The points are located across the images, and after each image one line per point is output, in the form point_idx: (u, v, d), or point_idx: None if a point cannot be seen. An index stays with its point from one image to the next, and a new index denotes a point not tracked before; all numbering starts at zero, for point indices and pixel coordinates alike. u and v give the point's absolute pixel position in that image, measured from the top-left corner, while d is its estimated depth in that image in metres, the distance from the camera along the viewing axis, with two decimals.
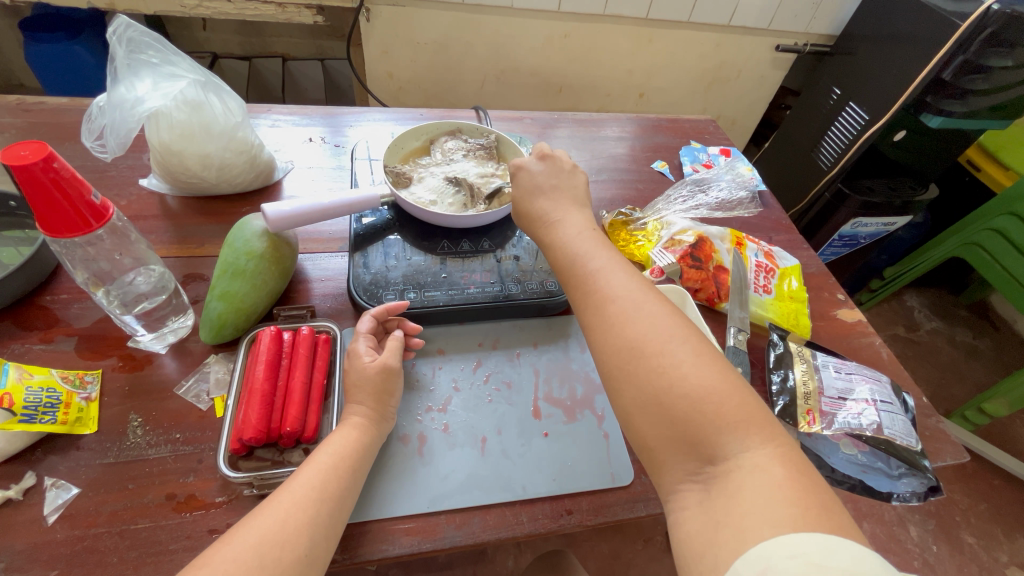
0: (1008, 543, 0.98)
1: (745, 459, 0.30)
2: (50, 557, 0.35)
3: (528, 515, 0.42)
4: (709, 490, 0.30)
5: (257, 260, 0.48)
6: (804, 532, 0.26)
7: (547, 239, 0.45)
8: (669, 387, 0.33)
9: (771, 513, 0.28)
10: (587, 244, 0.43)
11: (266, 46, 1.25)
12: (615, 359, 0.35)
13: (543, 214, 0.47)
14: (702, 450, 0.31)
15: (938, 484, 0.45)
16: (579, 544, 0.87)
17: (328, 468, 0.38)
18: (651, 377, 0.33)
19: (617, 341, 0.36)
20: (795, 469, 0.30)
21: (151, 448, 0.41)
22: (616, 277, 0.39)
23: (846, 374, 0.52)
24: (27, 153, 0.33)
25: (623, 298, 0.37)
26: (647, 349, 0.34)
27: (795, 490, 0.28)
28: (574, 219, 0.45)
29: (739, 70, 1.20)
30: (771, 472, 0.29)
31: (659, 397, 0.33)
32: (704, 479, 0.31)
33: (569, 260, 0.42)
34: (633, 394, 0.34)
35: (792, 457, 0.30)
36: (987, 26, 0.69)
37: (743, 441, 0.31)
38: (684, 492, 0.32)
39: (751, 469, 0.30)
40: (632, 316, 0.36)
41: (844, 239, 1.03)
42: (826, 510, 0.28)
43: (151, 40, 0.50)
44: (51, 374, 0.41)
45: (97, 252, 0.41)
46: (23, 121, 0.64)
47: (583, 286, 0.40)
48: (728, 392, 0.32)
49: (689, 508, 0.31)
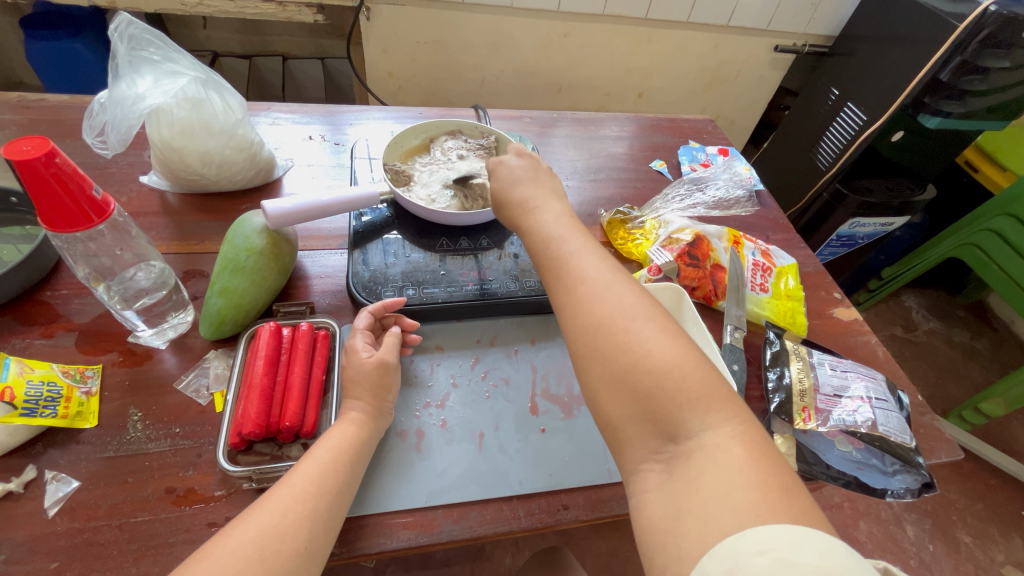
0: (1004, 543, 0.99)
1: (706, 438, 0.30)
2: (49, 550, 0.36)
3: (525, 510, 0.42)
4: (670, 469, 0.31)
5: (257, 256, 0.48)
6: (771, 526, 0.26)
7: (525, 223, 0.45)
8: (634, 363, 0.33)
9: (731, 501, 0.28)
10: (563, 228, 0.43)
11: (267, 44, 1.26)
12: (582, 336, 0.36)
13: (524, 200, 0.47)
14: (665, 428, 0.32)
15: (932, 481, 0.46)
16: (576, 542, 0.87)
17: (327, 463, 0.38)
18: (617, 353, 0.34)
19: (582, 319, 0.36)
20: (758, 452, 0.30)
21: (151, 442, 0.42)
22: (586, 261, 0.39)
23: (842, 371, 0.52)
24: (28, 148, 0.33)
25: (593, 277, 0.38)
26: (613, 326, 0.35)
27: (757, 473, 0.29)
28: (552, 206, 0.46)
29: (738, 70, 1.20)
30: (732, 453, 0.30)
31: (624, 371, 0.33)
32: (666, 458, 0.31)
33: (544, 243, 0.42)
34: (599, 370, 0.34)
35: (754, 439, 0.31)
36: (984, 28, 0.70)
37: (705, 419, 0.31)
38: (646, 473, 0.32)
39: (711, 449, 0.30)
40: (600, 294, 0.37)
41: (842, 239, 1.04)
42: (787, 494, 0.28)
43: (152, 37, 0.51)
44: (51, 368, 0.42)
45: (98, 248, 0.41)
46: (24, 117, 0.64)
47: (556, 268, 0.40)
48: (690, 366, 0.33)
49: (650, 490, 0.31)
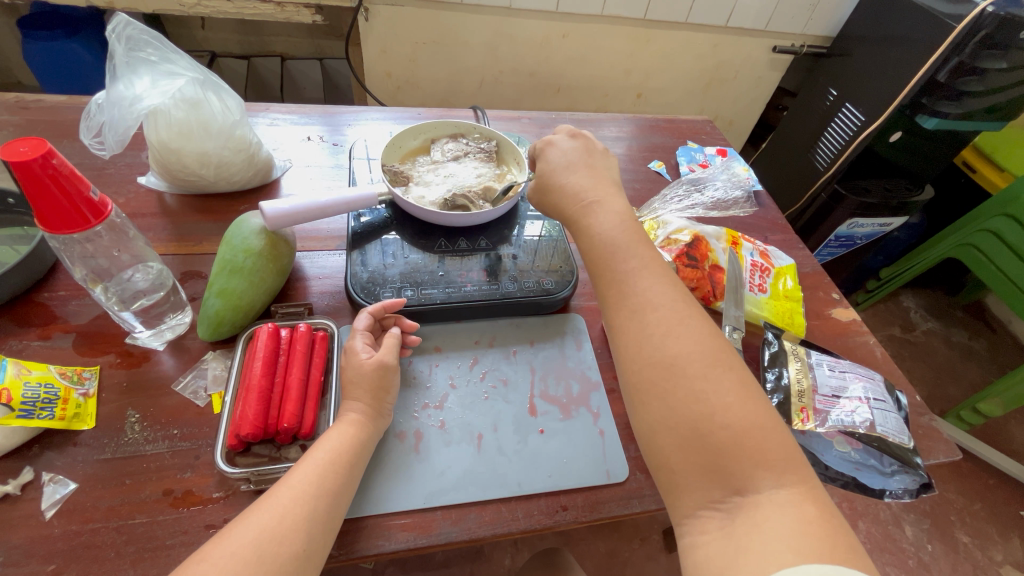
0: (1002, 543, 0.99)
1: (779, 494, 0.31)
2: (46, 552, 0.36)
3: (523, 512, 0.42)
4: (732, 517, 0.31)
5: (255, 257, 0.48)
6: (825, 566, 0.27)
7: (583, 223, 0.45)
8: (711, 415, 0.33)
9: (796, 546, 0.29)
10: (626, 236, 0.43)
11: (265, 45, 1.26)
12: (649, 371, 0.36)
13: (579, 191, 0.47)
14: (731, 481, 0.32)
15: (930, 481, 0.46)
16: (575, 543, 0.87)
17: (325, 464, 0.38)
18: (692, 401, 0.34)
19: (648, 354, 0.37)
20: (824, 509, 0.31)
21: (148, 444, 0.41)
22: (656, 289, 0.39)
23: (840, 372, 0.52)
24: (26, 149, 0.33)
25: (664, 308, 0.38)
26: (689, 369, 0.35)
27: (821, 528, 0.30)
28: (613, 205, 0.46)
29: (737, 71, 1.20)
30: (803, 509, 0.30)
31: (697, 422, 0.33)
32: (728, 508, 0.32)
33: (605, 252, 0.42)
34: (665, 412, 0.35)
35: (823, 500, 0.31)
36: (981, 28, 0.70)
37: (779, 479, 0.31)
38: (704, 517, 0.32)
39: (782, 504, 0.31)
40: (675, 330, 0.37)
41: (840, 240, 1.04)
42: (854, 553, 0.29)
43: (150, 38, 0.50)
44: (49, 370, 0.42)
45: (95, 249, 0.41)
46: (21, 118, 0.64)
47: (619, 286, 0.41)
48: (769, 426, 0.33)
49: (709, 533, 0.32)
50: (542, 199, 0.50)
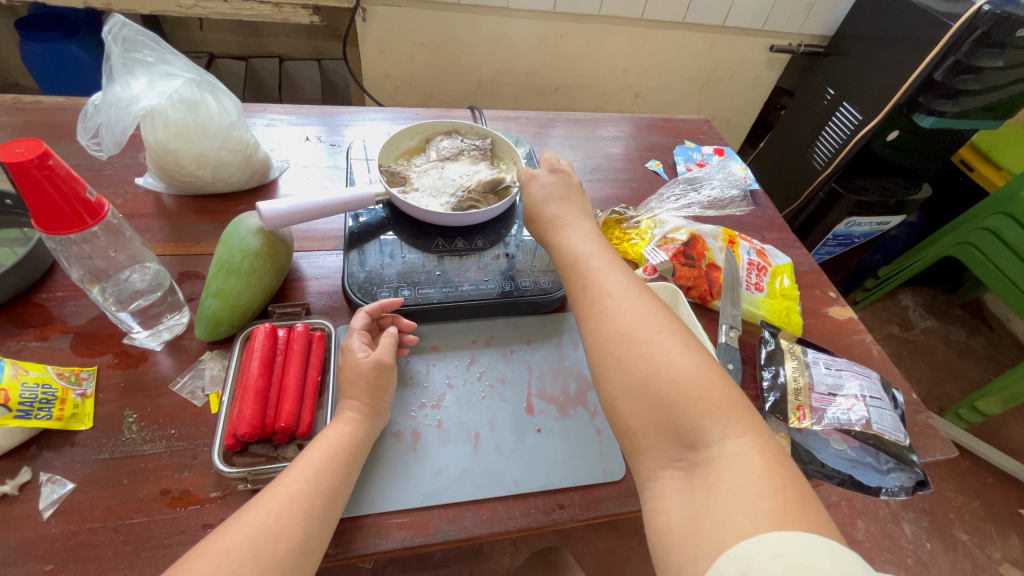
0: (1000, 540, 0.99)
1: (726, 447, 0.31)
2: (44, 552, 0.36)
3: (520, 510, 0.42)
4: (690, 477, 0.31)
5: (252, 258, 0.48)
6: (783, 531, 0.27)
7: (553, 240, 0.47)
8: (659, 375, 0.34)
9: (751, 506, 0.28)
10: (592, 246, 0.45)
11: (264, 46, 1.26)
12: (605, 346, 0.37)
13: (553, 219, 0.48)
14: (684, 436, 0.32)
15: (925, 480, 0.46)
16: (574, 542, 0.87)
17: (321, 462, 0.38)
18: (640, 362, 0.35)
19: (606, 330, 0.38)
20: (778, 463, 0.30)
21: (145, 443, 0.42)
22: (611, 276, 0.41)
23: (836, 370, 0.52)
24: (22, 151, 0.33)
25: (619, 292, 0.39)
26: (637, 337, 0.36)
27: (774, 481, 0.29)
28: (582, 225, 0.47)
29: (734, 70, 1.20)
30: (751, 461, 0.30)
31: (646, 380, 0.34)
32: (686, 465, 0.32)
33: (569, 262, 0.44)
34: (620, 377, 0.35)
35: (772, 448, 0.31)
36: (977, 28, 0.70)
37: (724, 429, 0.32)
38: (664, 479, 0.32)
39: (731, 457, 0.30)
40: (624, 308, 0.38)
41: (838, 239, 1.05)
42: (803, 504, 0.28)
43: (147, 39, 0.50)
44: (46, 370, 0.42)
45: (92, 250, 0.41)
46: (19, 120, 0.64)
47: (581, 283, 0.42)
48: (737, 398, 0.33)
49: (669, 495, 0.32)
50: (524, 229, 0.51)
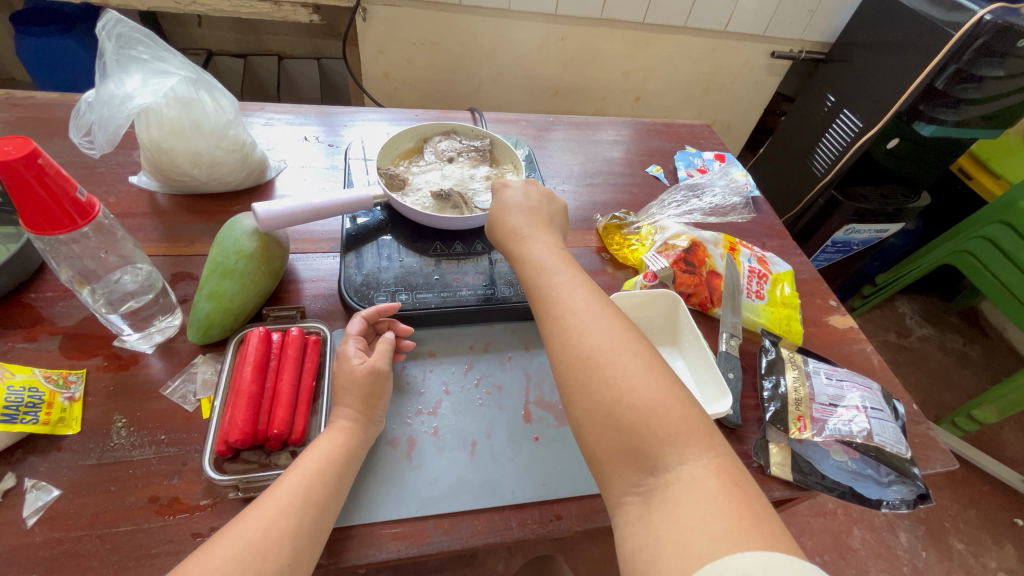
0: (995, 550, 0.99)
1: (683, 471, 0.31)
2: (27, 561, 0.35)
3: (517, 521, 0.42)
4: (648, 501, 0.31)
5: (247, 260, 0.47)
6: (745, 554, 0.27)
7: (517, 251, 0.46)
8: (619, 398, 0.34)
9: (708, 528, 0.28)
10: (555, 259, 0.44)
11: (262, 44, 1.25)
12: (570, 369, 0.36)
13: (517, 228, 0.47)
14: (645, 461, 0.32)
15: (927, 493, 0.45)
16: (571, 549, 0.87)
17: (312, 474, 0.37)
18: (603, 388, 0.34)
19: (570, 352, 0.37)
20: (730, 480, 0.31)
21: (134, 449, 0.41)
22: (578, 295, 0.40)
23: (838, 380, 0.51)
24: (9, 149, 0.32)
25: (583, 310, 0.38)
26: (600, 359, 0.35)
27: (729, 501, 0.29)
28: (544, 238, 0.46)
29: (735, 75, 1.20)
30: (707, 483, 0.30)
31: (609, 407, 0.34)
32: (644, 491, 0.32)
33: (535, 273, 0.43)
34: (585, 404, 0.35)
35: (728, 468, 0.31)
36: (978, 37, 0.71)
37: (682, 453, 0.31)
38: (627, 505, 0.32)
39: (688, 481, 0.30)
40: (589, 328, 0.37)
41: (838, 246, 1.04)
42: (756, 520, 0.29)
43: (141, 36, 0.49)
44: (33, 374, 0.41)
45: (82, 250, 0.40)
46: (12, 115, 0.63)
47: (545, 299, 0.41)
48: (672, 405, 0.33)
49: (631, 522, 0.31)
50: (487, 229, 0.50)
